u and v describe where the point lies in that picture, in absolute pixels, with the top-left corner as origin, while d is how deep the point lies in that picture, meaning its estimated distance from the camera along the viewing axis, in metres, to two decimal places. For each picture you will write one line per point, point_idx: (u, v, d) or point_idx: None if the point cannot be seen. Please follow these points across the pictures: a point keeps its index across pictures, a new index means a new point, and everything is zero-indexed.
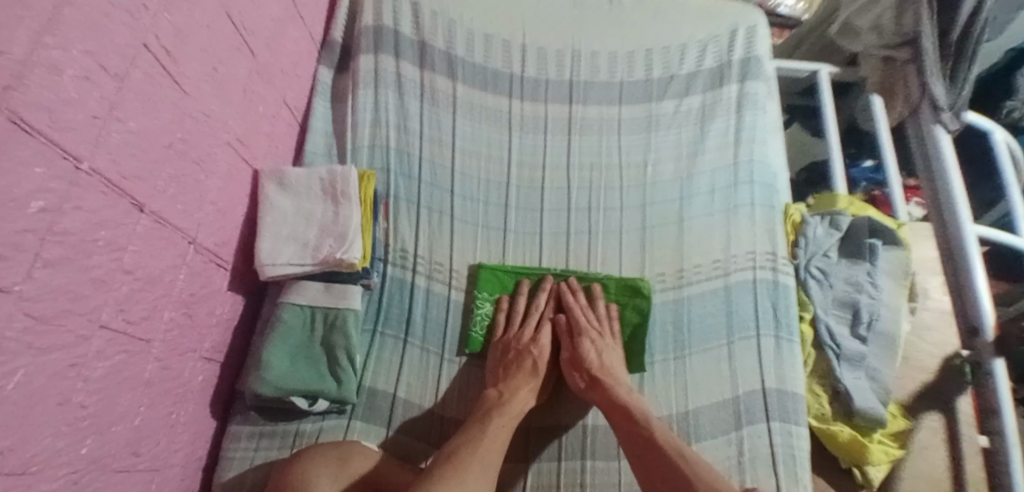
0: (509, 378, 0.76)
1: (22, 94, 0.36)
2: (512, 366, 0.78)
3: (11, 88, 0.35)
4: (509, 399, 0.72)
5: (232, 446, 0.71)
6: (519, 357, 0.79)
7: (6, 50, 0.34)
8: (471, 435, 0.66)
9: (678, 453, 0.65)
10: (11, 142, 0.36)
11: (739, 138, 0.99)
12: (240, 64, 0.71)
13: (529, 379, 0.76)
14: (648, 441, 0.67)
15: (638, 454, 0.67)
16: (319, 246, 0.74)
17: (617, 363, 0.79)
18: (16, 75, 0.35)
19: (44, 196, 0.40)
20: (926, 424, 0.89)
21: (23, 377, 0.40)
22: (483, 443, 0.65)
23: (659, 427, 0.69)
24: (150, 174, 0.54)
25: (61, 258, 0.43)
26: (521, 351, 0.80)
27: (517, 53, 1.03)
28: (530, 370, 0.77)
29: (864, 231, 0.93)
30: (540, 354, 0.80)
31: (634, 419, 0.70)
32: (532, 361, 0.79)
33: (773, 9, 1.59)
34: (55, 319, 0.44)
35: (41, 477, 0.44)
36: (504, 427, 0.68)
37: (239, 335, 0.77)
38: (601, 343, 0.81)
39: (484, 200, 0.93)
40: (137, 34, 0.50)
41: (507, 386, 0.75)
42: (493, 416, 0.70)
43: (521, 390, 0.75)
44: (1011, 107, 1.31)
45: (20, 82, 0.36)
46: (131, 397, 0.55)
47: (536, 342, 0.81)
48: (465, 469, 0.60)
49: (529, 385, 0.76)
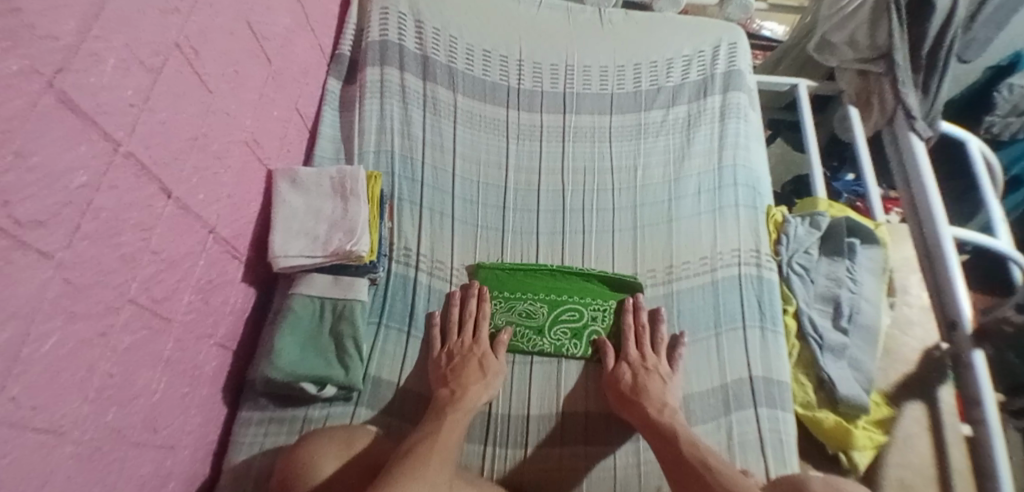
0: (459, 377, 0.78)
1: (67, 78, 0.42)
2: (468, 360, 0.80)
3: (60, 71, 0.41)
4: (462, 395, 0.75)
5: (242, 431, 0.74)
6: (467, 351, 0.82)
7: (55, 38, 0.40)
8: (429, 434, 0.67)
9: (700, 462, 0.65)
10: (54, 119, 0.41)
11: (723, 144, 1.05)
12: (256, 68, 0.77)
13: (478, 374, 0.79)
14: (673, 451, 0.68)
15: (668, 462, 0.68)
16: (328, 240, 0.79)
17: (653, 383, 0.79)
18: (64, 60, 0.41)
19: (83, 173, 0.45)
20: (910, 412, 0.91)
21: (56, 339, 0.44)
22: (440, 439, 0.66)
23: (684, 438, 0.70)
24: (176, 163, 0.59)
25: (96, 232, 0.48)
26: (465, 354, 0.81)
27: (514, 66, 1.10)
28: (479, 370, 0.79)
29: (842, 231, 0.98)
30: (487, 351, 0.82)
31: (663, 434, 0.71)
32: (478, 360, 0.81)
33: (757, 31, 1.68)
34: (89, 289, 0.48)
35: (66, 438, 0.47)
36: (457, 423, 0.71)
37: (250, 326, 0.81)
38: (639, 364, 0.82)
39: (484, 203, 0.98)
40: (168, 34, 0.55)
41: (459, 383, 0.77)
42: (447, 412, 0.72)
43: (471, 386, 0.77)
44: (990, 123, 1.42)
45: (67, 68, 0.42)
46: (151, 373, 0.58)
47: (479, 344, 0.83)
48: (424, 461, 0.61)
49: (480, 382, 0.78)
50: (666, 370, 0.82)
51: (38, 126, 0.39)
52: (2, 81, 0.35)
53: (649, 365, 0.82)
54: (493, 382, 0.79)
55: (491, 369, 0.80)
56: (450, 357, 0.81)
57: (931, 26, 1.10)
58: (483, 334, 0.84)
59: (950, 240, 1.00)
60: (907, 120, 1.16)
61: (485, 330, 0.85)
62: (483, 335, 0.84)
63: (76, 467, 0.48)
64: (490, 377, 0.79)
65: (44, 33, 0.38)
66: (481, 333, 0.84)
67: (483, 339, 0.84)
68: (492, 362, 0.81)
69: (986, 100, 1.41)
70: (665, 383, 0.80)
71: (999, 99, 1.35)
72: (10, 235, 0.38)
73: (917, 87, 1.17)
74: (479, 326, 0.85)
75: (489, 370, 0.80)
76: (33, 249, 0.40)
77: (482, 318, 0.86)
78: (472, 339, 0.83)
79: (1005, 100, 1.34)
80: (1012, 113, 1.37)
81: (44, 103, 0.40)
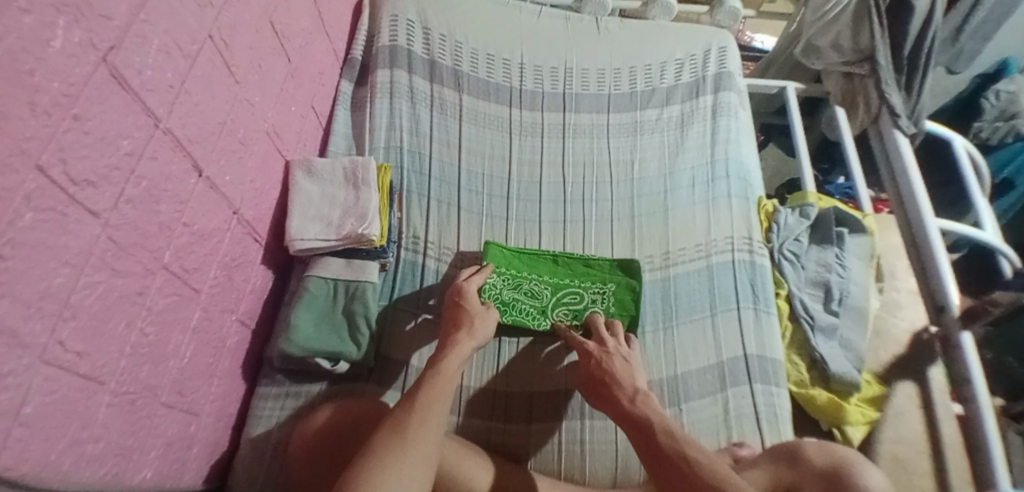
0: (445, 336, 0.74)
1: (119, 54, 0.48)
2: (459, 319, 0.77)
3: (114, 48, 0.47)
4: (449, 350, 0.70)
5: (261, 404, 0.78)
6: (456, 307, 0.79)
7: (110, 17, 0.46)
8: (408, 397, 0.62)
9: (680, 456, 0.60)
10: (108, 91, 0.46)
11: (715, 139, 1.10)
12: (277, 65, 0.83)
13: (462, 327, 0.75)
14: (651, 443, 0.63)
15: (647, 458, 0.62)
16: (341, 224, 0.85)
17: (616, 364, 0.77)
18: (117, 38, 0.47)
19: (130, 142, 0.50)
20: (901, 391, 0.94)
21: (102, 291, 0.49)
22: (417, 405, 0.60)
23: (659, 427, 0.64)
24: (206, 143, 0.64)
25: (138, 198, 0.53)
26: (453, 321, 0.77)
27: (516, 69, 1.16)
28: (467, 330, 0.75)
29: (830, 220, 1.04)
30: (473, 312, 0.78)
31: (637, 425, 0.66)
32: (467, 312, 0.78)
33: (748, 42, 1.75)
34: (130, 249, 0.52)
35: (107, 388, 0.51)
36: (442, 390, 0.63)
37: (267, 307, 0.86)
38: (600, 350, 0.79)
39: (489, 193, 1.03)
40: (203, 25, 0.62)
41: (444, 341, 0.73)
42: (438, 363, 0.68)
43: (458, 338, 0.73)
44: (979, 129, 1.44)
45: (120, 46, 0.48)
46: (180, 338, 0.63)
47: (467, 306, 0.79)
48: (405, 423, 0.58)
49: (464, 334, 0.74)
50: (626, 350, 0.81)
51: (94, 94, 0.45)
52: (66, 51, 0.41)
53: (609, 348, 0.80)
54: (479, 331, 0.75)
55: (479, 334, 0.75)
56: (452, 312, 0.79)
57: (910, 29, 1.18)
58: (473, 297, 0.81)
59: (936, 231, 1.04)
60: (891, 119, 1.21)
61: (473, 287, 0.83)
62: (472, 299, 0.80)
63: (114, 416, 0.52)
64: (478, 334, 0.75)
65: (100, 12, 0.44)
66: (470, 299, 0.80)
67: (473, 301, 0.80)
68: (481, 323, 0.76)
69: (974, 106, 1.46)
70: (627, 362, 0.78)
71: (988, 105, 1.40)
72: (66, 191, 0.42)
73: (902, 87, 1.23)
74: (465, 296, 0.81)
75: (473, 313, 0.78)
76: (84, 207, 0.45)
77: (467, 286, 0.82)
78: (459, 293, 0.81)
79: (993, 105, 1.39)
80: (1000, 118, 1.41)
81: (100, 75, 0.45)
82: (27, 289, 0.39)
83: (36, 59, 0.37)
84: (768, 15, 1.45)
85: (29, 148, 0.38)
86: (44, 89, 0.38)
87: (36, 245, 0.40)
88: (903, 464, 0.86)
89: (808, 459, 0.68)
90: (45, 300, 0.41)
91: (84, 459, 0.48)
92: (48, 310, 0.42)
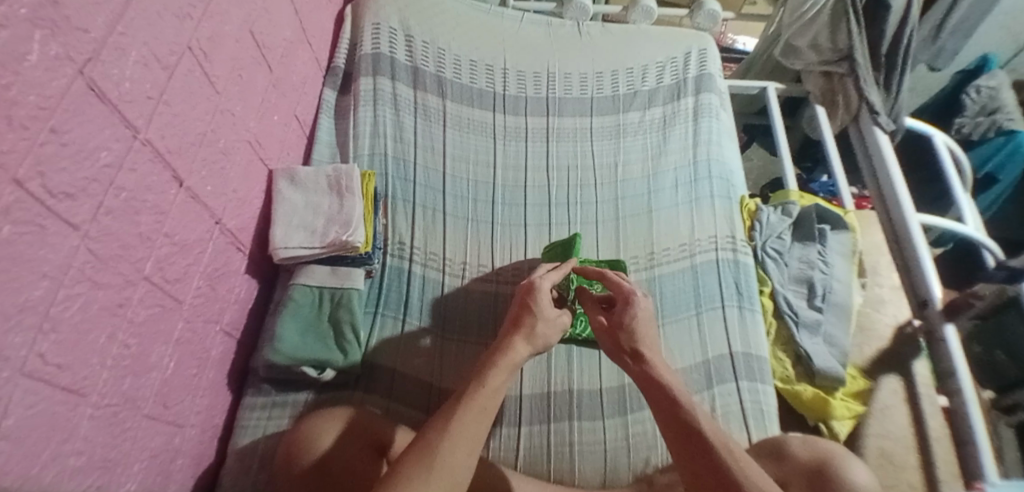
0: (500, 340, 0.68)
1: (96, 67, 0.48)
2: (519, 320, 0.71)
3: (90, 60, 0.47)
4: (500, 355, 0.66)
5: (246, 414, 0.78)
6: (521, 308, 0.72)
7: (86, 30, 0.46)
8: (445, 417, 0.58)
9: (726, 448, 0.56)
10: (85, 104, 0.47)
11: (698, 141, 1.12)
12: (259, 75, 0.84)
13: (526, 338, 0.68)
14: (681, 420, 0.59)
15: (674, 436, 0.58)
16: (325, 232, 0.85)
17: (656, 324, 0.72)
18: (93, 50, 0.47)
19: (108, 154, 0.51)
20: (886, 385, 0.94)
21: (82, 303, 0.48)
22: (453, 424, 0.56)
23: (687, 401, 0.61)
24: (186, 154, 0.64)
25: (117, 210, 0.53)
26: (514, 322, 0.71)
27: (499, 74, 1.17)
28: (525, 335, 0.69)
29: (812, 218, 1.05)
30: (538, 317, 0.70)
31: (667, 395, 0.62)
32: (533, 316, 0.71)
33: (729, 45, 1.78)
34: (110, 261, 0.52)
35: (89, 400, 0.51)
36: (484, 406, 0.59)
37: (252, 317, 0.86)
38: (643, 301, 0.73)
39: (474, 198, 1.04)
40: (182, 36, 0.62)
41: (498, 345, 0.68)
42: (486, 375, 0.63)
43: (514, 341, 0.67)
44: (960, 124, 1.46)
45: (97, 59, 0.48)
46: (163, 349, 0.63)
47: (535, 308, 0.71)
48: (435, 448, 0.54)
49: (524, 340, 0.68)
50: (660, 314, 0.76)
51: (72, 108, 0.45)
52: (42, 64, 0.41)
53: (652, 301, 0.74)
54: (541, 339, 0.69)
55: (538, 342, 0.69)
56: (514, 311, 0.73)
57: (887, 27, 1.20)
58: (544, 301, 0.72)
59: (917, 227, 1.06)
60: (870, 116, 1.23)
61: (546, 285, 0.74)
62: (545, 304, 0.72)
63: (96, 430, 0.52)
64: (537, 339, 0.69)
65: (78, 25, 0.45)
66: (540, 302, 0.72)
67: (542, 304, 0.72)
68: (544, 331, 0.70)
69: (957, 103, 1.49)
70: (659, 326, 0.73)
71: (967, 100, 1.43)
72: (43, 204, 0.42)
73: (879, 85, 1.25)
74: (536, 297, 0.73)
75: (541, 323, 0.70)
76: (62, 219, 0.45)
77: (540, 284, 0.74)
78: (534, 291, 0.73)
79: (973, 100, 1.42)
80: (981, 113, 1.43)
81: (75, 88, 0.45)
82: (6, 302, 0.39)
83: (14, 73, 0.38)
84: (749, 17, 1.46)
85: (7, 162, 0.38)
86: (20, 102, 0.39)
87: (16, 257, 0.40)
88: (889, 459, 0.86)
89: (793, 455, 0.68)
90: (24, 313, 0.41)
91: (67, 472, 0.48)
92: (27, 324, 0.41)
